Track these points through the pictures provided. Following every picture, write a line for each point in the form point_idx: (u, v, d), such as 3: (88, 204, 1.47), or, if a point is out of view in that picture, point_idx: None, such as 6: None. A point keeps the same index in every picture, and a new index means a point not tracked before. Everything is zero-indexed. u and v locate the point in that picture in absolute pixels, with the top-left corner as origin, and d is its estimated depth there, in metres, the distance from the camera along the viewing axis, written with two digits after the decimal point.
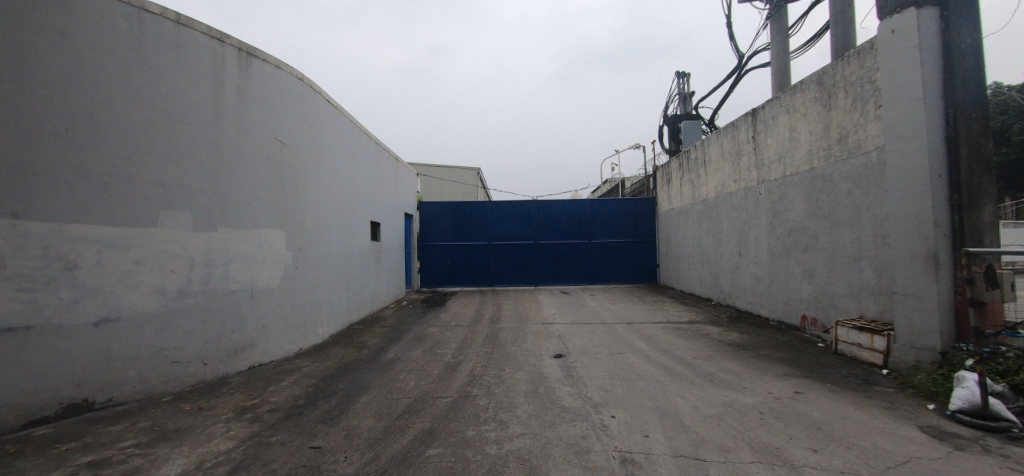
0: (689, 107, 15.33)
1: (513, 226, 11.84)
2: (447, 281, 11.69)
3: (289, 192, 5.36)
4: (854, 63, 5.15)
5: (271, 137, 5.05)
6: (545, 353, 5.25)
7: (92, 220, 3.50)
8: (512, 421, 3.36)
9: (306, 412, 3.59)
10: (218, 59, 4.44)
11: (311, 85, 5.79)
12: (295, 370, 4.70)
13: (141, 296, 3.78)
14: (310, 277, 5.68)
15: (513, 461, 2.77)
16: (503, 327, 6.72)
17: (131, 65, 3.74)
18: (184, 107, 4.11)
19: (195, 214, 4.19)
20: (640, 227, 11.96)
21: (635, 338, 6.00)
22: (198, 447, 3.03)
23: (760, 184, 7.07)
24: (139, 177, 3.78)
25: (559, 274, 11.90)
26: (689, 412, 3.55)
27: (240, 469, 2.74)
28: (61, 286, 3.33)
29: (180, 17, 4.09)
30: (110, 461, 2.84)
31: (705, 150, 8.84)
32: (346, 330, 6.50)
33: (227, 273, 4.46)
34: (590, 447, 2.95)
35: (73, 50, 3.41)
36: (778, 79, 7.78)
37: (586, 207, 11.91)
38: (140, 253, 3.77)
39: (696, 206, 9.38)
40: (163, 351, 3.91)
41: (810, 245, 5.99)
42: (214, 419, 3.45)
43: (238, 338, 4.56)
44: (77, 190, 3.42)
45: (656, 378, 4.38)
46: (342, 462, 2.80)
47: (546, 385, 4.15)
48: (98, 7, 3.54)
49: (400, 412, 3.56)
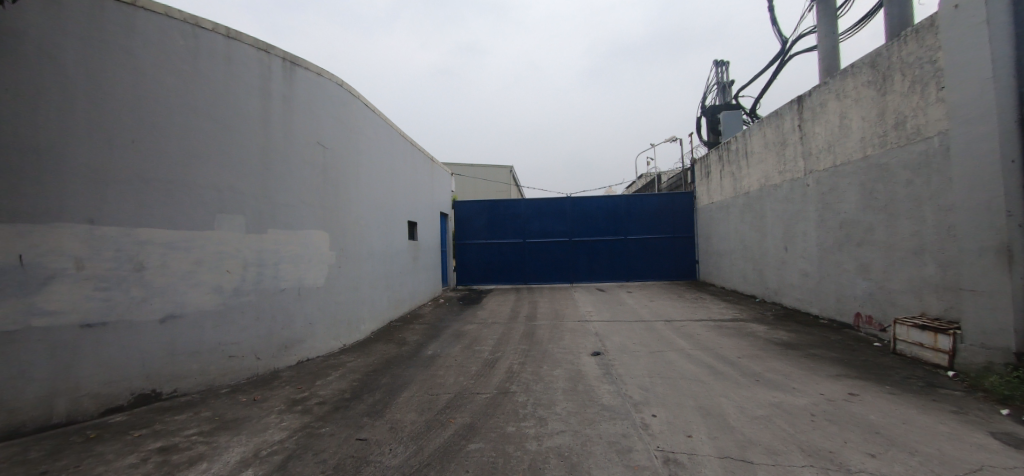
0: (729, 97, 14.78)
1: (547, 223, 11.80)
2: (482, 279, 11.80)
3: (333, 194, 5.57)
4: (912, 43, 4.80)
5: (314, 142, 5.25)
6: (583, 351, 5.21)
7: (156, 224, 3.78)
8: (551, 418, 3.36)
9: (353, 405, 3.72)
10: (265, 69, 4.66)
11: (351, 90, 5.97)
12: (340, 365, 4.87)
13: (201, 294, 4.04)
14: (353, 276, 5.88)
15: (554, 458, 2.77)
16: (539, 324, 6.72)
17: (188, 79, 4.00)
18: (235, 116, 4.35)
19: (247, 216, 4.43)
20: (677, 222, 11.65)
21: (676, 336, 5.84)
22: (255, 436, 3.21)
23: (807, 175, 6.71)
24: (197, 183, 4.04)
25: (595, 271, 11.76)
26: (735, 413, 3.43)
27: (294, 458, 2.88)
28: (131, 285, 3.63)
29: (230, 32, 4.33)
30: (177, 447, 3.06)
31: (747, 141, 8.48)
32: (387, 327, 6.68)
33: (277, 272, 4.69)
34: (631, 446, 2.91)
35: (137, 67, 3.70)
36: (826, 63, 7.35)
37: (621, 202, 11.71)
38: (198, 254, 4.03)
39: (738, 200, 9.01)
40: (222, 346, 4.16)
41: (864, 238, 5.64)
42: (268, 411, 3.64)
43: (288, 334, 4.78)
44: (143, 196, 3.71)
45: (699, 377, 4.25)
46: (388, 454, 2.89)
47: (585, 384, 4.11)
48: (157, 26, 3.82)
49: (441, 407, 3.63)
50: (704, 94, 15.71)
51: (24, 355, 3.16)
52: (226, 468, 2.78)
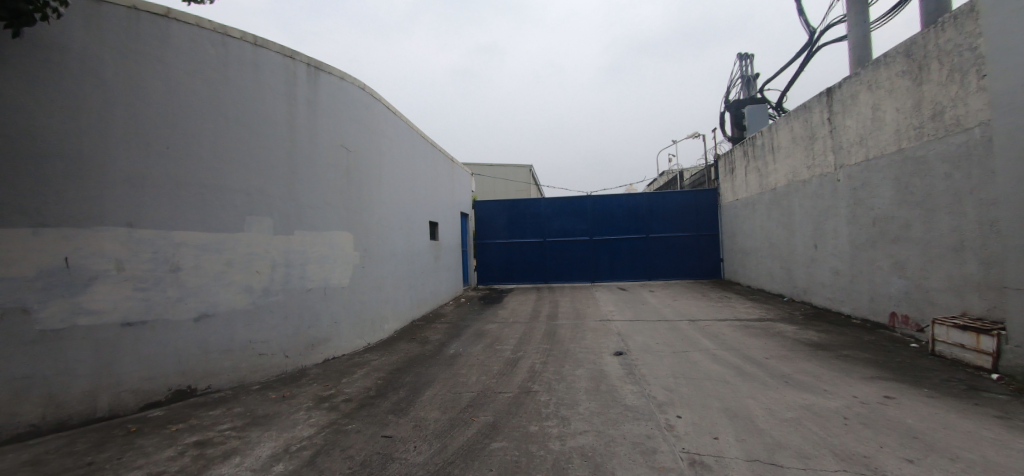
0: (753, 91, 14.41)
1: (567, 222, 11.74)
2: (503, 279, 11.83)
3: (356, 195, 5.67)
4: (949, 30, 4.58)
5: (338, 145, 5.36)
6: (605, 350, 5.16)
7: (190, 226, 3.93)
8: (574, 418, 3.34)
9: (378, 402, 3.79)
10: (290, 75, 4.79)
11: (373, 93, 6.07)
12: (365, 363, 4.96)
13: (233, 294, 4.18)
14: (376, 276, 5.99)
15: (577, 458, 2.76)
16: (561, 324, 6.70)
17: (218, 87, 4.14)
18: (262, 121, 4.48)
19: (274, 218, 4.56)
20: (701, 220, 11.43)
21: (700, 336, 5.73)
22: (284, 432, 3.30)
23: (838, 170, 6.48)
24: (227, 187, 4.18)
25: (616, 270, 11.65)
26: (763, 415, 3.34)
27: (322, 454, 2.95)
28: (167, 285, 3.78)
29: (257, 39, 4.46)
30: (212, 441, 3.17)
31: (773, 136, 8.25)
32: (410, 327, 6.77)
33: (304, 273, 4.81)
34: (656, 447, 2.87)
35: (171, 76, 3.85)
36: (857, 53, 7.08)
37: (642, 200, 11.56)
38: (229, 255, 4.17)
39: (765, 197, 8.77)
40: (252, 345, 4.30)
41: (900, 235, 5.41)
42: (296, 407, 3.74)
43: (314, 333, 4.90)
44: (178, 200, 3.86)
45: (725, 378, 4.16)
46: (413, 451, 2.93)
47: (608, 384, 4.07)
48: (189, 37, 3.96)
49: (464, 405, 3.66)
50: (728, 88, 15.37)
51: (71, 352, 3.34)
52: (258, 462, 2.87)
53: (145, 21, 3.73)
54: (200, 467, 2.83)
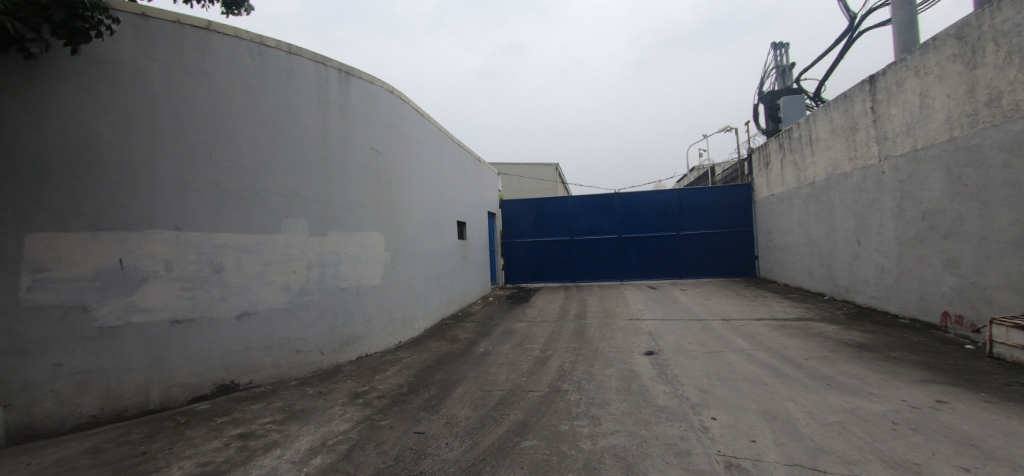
0: (789, 81, 13.85)
1: (595, 220, 11.62)
2: (530, 278, 11.82)
3: (386, 197, 5.79)
4: (1006, 9, 4.27)
5: (369, 147, 5.48)
6: (636, 350, 5.08)
7: (232, 229, 4.12)
8: (605, 418, 3.30)
9: (410, 399, 3.87)
10: (323, 80, 4.93)
11: (401, 96, 6.18)
12: (397, 361, 5.07)
13: (271, 293, 4.35)
14: (406, 275, 6.10)
15: (609, 458, 2.73)
16: (589, 323, 6.64)
17: (255, 94, 4.31)
18: (297, 126, 4.64)
19: (309, 220, 4.71)
20: (734, 216, 11.09)
21: (735, 336, 5.56)
22: (321, 427, 3.41)
23: (883, 161, 6.15)
24: (265, 190, 4.35)
25: (646, 269, 11.44)
26: (803, 418, 3.20)
27: (358, 448, 3.04)
28: (211, 285, 3.97)
29: (291, 48, 4.61)
30: (254, 434, 3.31)
31: (811, 127, 7.90)
32: (439, 325, 6.86)
33: (337, 272, 4.95)
34: (690, 449, 2.80)
35: (212, 86, 4.04)
36: (903, 37, 6.69)
37: (672, 197, 11.31)
38: (268, 256, 4.34)
39: (802, 191, 8.42)
40: (290, 342, 4.46)
41: (952, 229, 5.08)
42: (332, 403, 3.86)
43: (348, 331, 5.03)
44: (219, 204, 4.05)
45: (762, 379, 4.01)
46: (445, 448, 2.98)
47: (639, 384, 4.01)
48: (229, 47, 4.15)
49: (494, 404, 3.68)
50: (762, 79, 14.84)
51: (125, 347, 3.57)
52: (297, 455, 2.98)
53: (188, 33, 3.92)
54: (244, 458, 2.96)
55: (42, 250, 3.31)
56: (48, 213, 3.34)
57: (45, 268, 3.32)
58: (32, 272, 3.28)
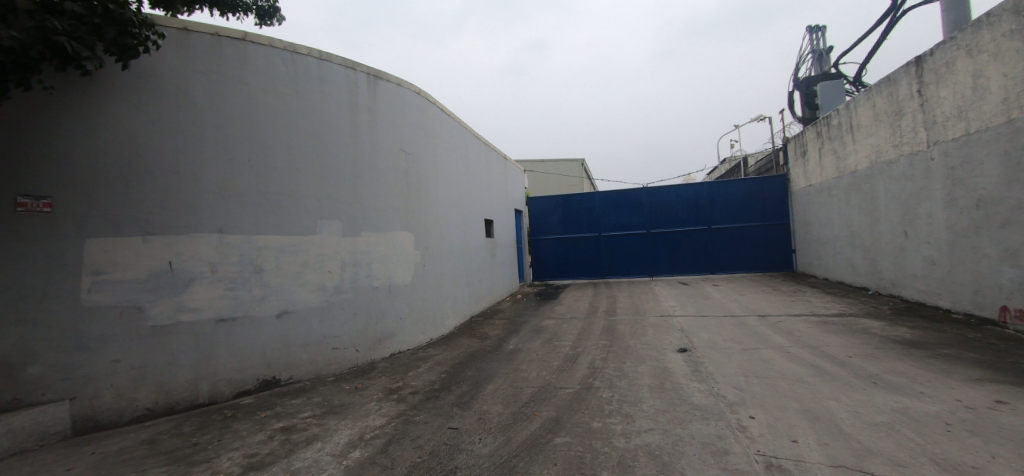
0: (827, 66, 13.24)
1: (623, 216, 11.45)
2: (558, 274, 11.79)
3: (416, 196, 5.89)
4: None
5: (397, 148, 5.59)
6: (668, 347, 5.00)
7: (270, 231, 4.29)
8: (638, 415, 3.27)
9: (443, 395, 3.94)
10: (353, 85, 5.06)
11: (427, 97, 6.27)
12: (429, 358, 5.16)
13: (308, 292, 4.50)
14: (436, 273, 6.19)
15: (643, 456, 2.70)
16: (619, 319, 6.57)
17: (289, 101, 4.47)
18: (329, 130, 4.77)
19: (342, 221, 4.85)
20: (769, 208, 10.72)
21: (772, 332, 5.39)
22: (358, 421, 3.52)
23: (931, 147, 5.80)
24: (300, 193, 4.50)
25: (676, 264, 11.21)
26: (847, 418, 3.08)
27: (394, 442, 3.12)
28: (252, 285, 4.15)
29: (322, 54, 4.75)
30: (296, 427, 3.46)
31: (851, 114, 7.53)
32: (468, 323, 6.94)
33: (370, 271, 5.08)
34: (727, 449, 2.74)
35: (248, 94, 4.21)
36: (952, 14, 6.28)
37: (703, 190, 11.03)
38: (305, 257, 4.50)
39: (842, 181, 8.05)
40: (326, 339, 4.61)
41: (1010, 218, 4.75)
42: (368, 398, 3.98)
43: (381, 328, 5.16)
44: (258, 206, 4.22)
45: (802, 377, 3.87)
46: (478, 443, 3.02)
47: (672, 381, 3.94)
48: (264, 56, 4.31)
49: (526, 400, 3.70)
50: (797, 65, 14.24)
51: (176, 344, 3.78)
52: (337, 448, 3.09)
53: (226, 45, 4.09)
54: (287, 450, 3.09)
55: (99, 253, 3.54)
56: (105, 219, 3.57)
57: (102, 271, 3.54)
58: (92, 275, 3.50)
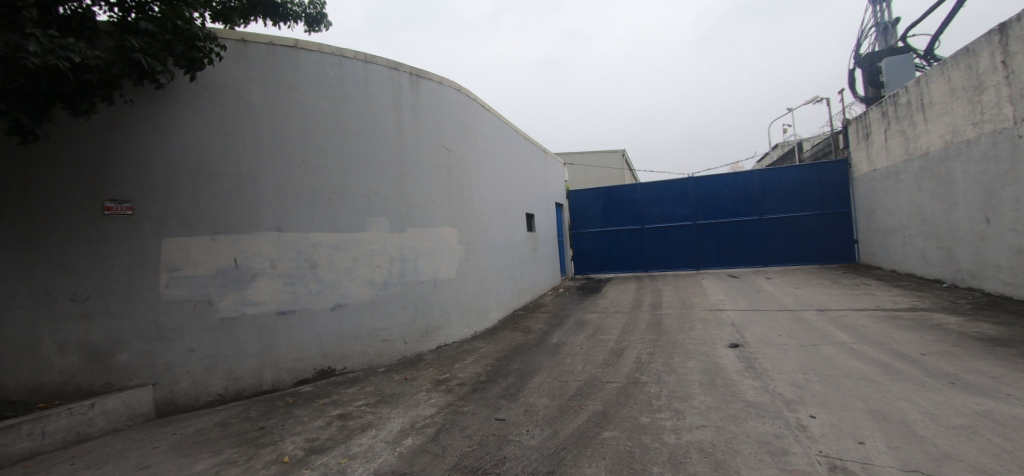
0: (892, 40, 12.19)
1: (667, 207, 11.10)
2: (601, 268, 11.62)
3: (458, 192, 5.99)
4: None
5: (440, 145, 5.70)
6: (719, 342, 4.83)
7: (323, 228, 4.51)
8: (689, 411, 3.19)
9: (489, 387, 4.01)
10: (396, 85, 5.20)
11: (468, 93, 6.33)
12: (474, 351, 5.26)
13: (360, 286, 4.71)
14: (479, 267, 6.28)
15: (695, 453, 2.64)
16: (666, 313, 6.42)
17: (338, 104, 4.66)
18: (375, 131, 4.94)
19: (389, 218, 5.03)
20: (827, 196, 10.07)
21: (833, 328, 5.08)
22: (409, 410, 3.65)
23: (1019, 124, 5.22)
24: (350, 192, 4.70)
25: (724, 256, 10.77)
26: (921, 420, 2.86)
27: (444, 431, 3.22)
28: (309, 279, 4.39)
29: (367, 57, 4.90)
30: (352, 414, 3.64)
31: (922, 90, 6.90)
32: (512, 317, 7.01)
33: (416, 266, 5.23)
34: (786, 448, 2.62)
35: (300, 98, 4.43)
36: None
37: (754, 178, 10.52)
38: (356, 252, 4.70)
39: (912, 164, 7.41)
40: (377, 332, 4.81)
41: None
42: (417, 388, 4.12)
43: (428, 321, 5.32)
44: (311, 206, 4.45)
45: (868, 376, 3.63)
46: (527, 435, 3.06)
47: (724, 377, 3.81)
48: (314, 62, 4.51)
49: (572, 393, 3.70)
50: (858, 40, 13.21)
51: (243, 335, 4.07)
52: (390, 435, 3.23)
53: (280, 53, 4.33)
54: (345, 436, 3.26)
55: (174, 252, 3.86)
56: (179, 220, 3.88)
57: (176, 268, 3.86)
58: (168, 271, 3.83)
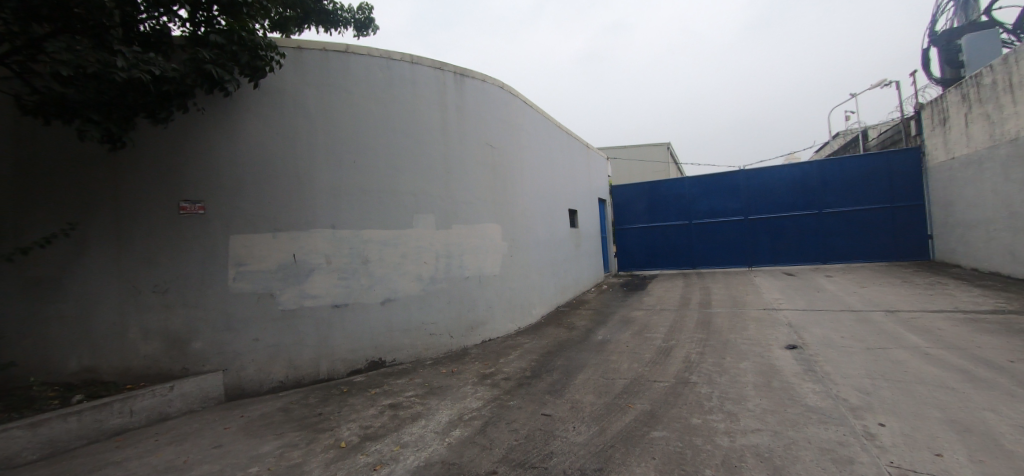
0: (975, 15, 11.12)
1: (716, 201, 10.66)
2: (645, 265, 11.38)
3: (502, 189, 6.04)
4: None
5: (484, 143, 5.76)
6: (775, 343, 4.61)
7: (373, 225, 4.70)
8: (743, 414, 3.08)
9: (534, 383, 4.04)
10: (441, 85, 5.30)
11: (511, 90, 6.35)
12: (518, 346, 5.31)
13: (407, 281, 4.87)
14: (523, 263, 6.31)
15: (751, 457, 2.54)
16: (716, 312, 6.20)
17: (386, 105, 4.82)
18: (421, 130, 5.07)
19: (436, 215, 5.15)
20: (896, 187, 9.30)
21: (904, 331, 4.71)
22: (457, 402, 3.76)
23: None
24: (398, 190, 4.86)
25: (779, 253, 10.22)
26: (1011, 433, 2.60)
27: (491, 424, 3.28)
28: (361, 275, 4.60)
29: (413, 58, 5.03)
30: (403, 404, 3.80)
31: (1011, 69, 6.21)
32: (555, 313, 7.01)
33: (462, 262, 5.34)
34: (852, 457, 2.47)
35: (351, 100, 4.61)
36: None
37: (812, 170, 9.90)
38: (404, 249, 4.87)
39: (998, 151, 6.70)
40: (424, 325, 4.96)
41: None
42: (464, 382, 4.23)
43: (473, 316, 5.43)
44: (362, 204, 4.64)
45: (946, 383, 3.35)
46: (573, 431, 3.07)
47: (781, 380, 3.64)
48: (364, 65, 4.69)
49: (619, 392, 3.67)
50: (935, 15, 12.13)
51: (301, 327, 4.33)
52: (439, 426, 3.33)
53: (333, 58, 4.53)
54: (396, 425, 3.40)
55: (241, 247, 4.16)
56: (244, 219, 4.17)
57: (242, 263, 4.15)
58: (236, 266, 4.13)
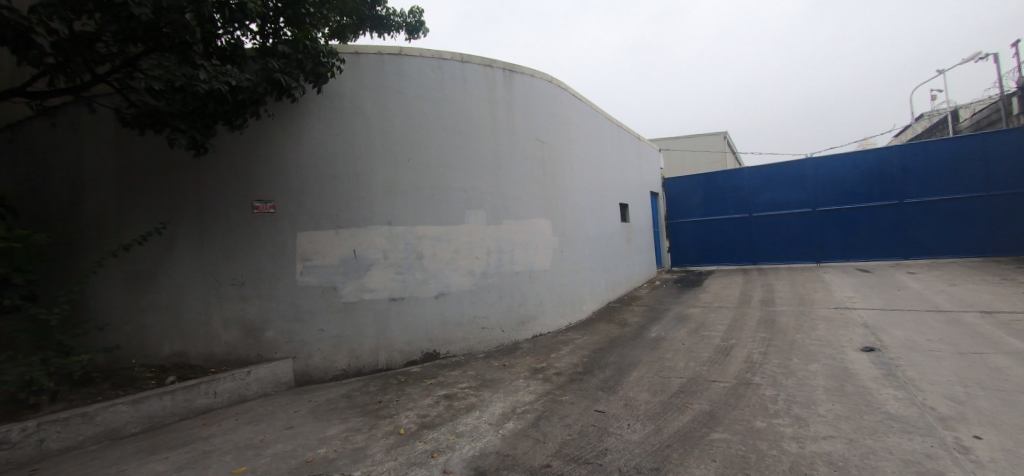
0: None
1: (777, 192, 10.03)
2: (700, 260, 10.93)
3: (551, 184, 6.01)
4: None
5: (533, 137, 5.76)
6: (848, 345, 4.29)
7: (426, 222, 4.85)
8: (813, 419, 2.90)
9: (587, 379, 4.03)
10: (490, 82, 5.36)
11: (559, 84, 6.29)
12: (569, 341, 5.31)
13: (460, 276, 5.00)
14: (573, 258, 6.27)
15: (822, 465, 2.40)
16: (780, 310, 5.84)
17: (438, 104, 4.95)
18: (472, 127, 5.16)
19: (486, 211, 5.23)
20: (992, 173, 8.31)
21: (1005, 334, 4.21)
22: (510, 396, 3.83)
23: None
24: (449, 187, 4.98)
25: (851, 247, 9.45)
26: None
27: (544, 419, 3.31)
28: (416, 269, 4.78)
29: (463, 57, 5.12)
30: (457, 395, 3.92)
31: None
32: (606, 309, 6.92)
33: (512, 257, 5.40)
34: (942, 471, 2.26)
35: (405, 101, 4.78)
36: None
37: (889, 156, 9.05)
38: (456, 244, 5.00)
39: None
40: (477, 319, 5.08)
41: None
42: (516, 375, 4.29)
43: (525, 311, 5.48)
44: (416, 201, 4.81)
45: None
46: (628, 429, 3.03)
47: (855, 384, 3.39)
48: (417, 66, 4.84)
49: (675, 391, 3.57)
50: None
51: (361, 319, 4.57)
52: (493, 418, 3.41)
53: (388, 61, 4.71)
54: (451, 415, 3.52)
55: (307, 244, 4.44)
56: (309, 217, 4.45)
57: (309, 258, 4.44)
58: (303, 261, 4.43)
